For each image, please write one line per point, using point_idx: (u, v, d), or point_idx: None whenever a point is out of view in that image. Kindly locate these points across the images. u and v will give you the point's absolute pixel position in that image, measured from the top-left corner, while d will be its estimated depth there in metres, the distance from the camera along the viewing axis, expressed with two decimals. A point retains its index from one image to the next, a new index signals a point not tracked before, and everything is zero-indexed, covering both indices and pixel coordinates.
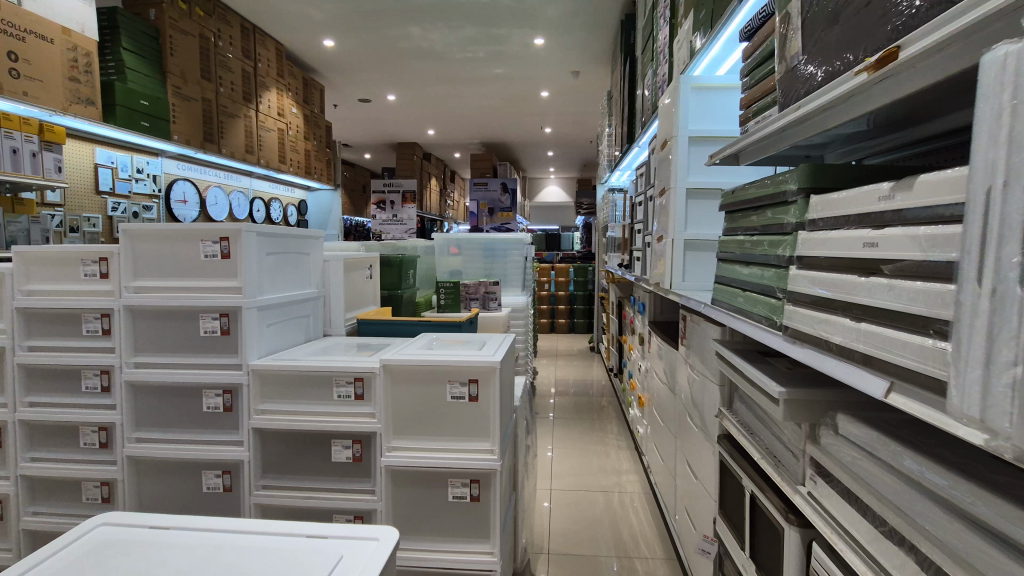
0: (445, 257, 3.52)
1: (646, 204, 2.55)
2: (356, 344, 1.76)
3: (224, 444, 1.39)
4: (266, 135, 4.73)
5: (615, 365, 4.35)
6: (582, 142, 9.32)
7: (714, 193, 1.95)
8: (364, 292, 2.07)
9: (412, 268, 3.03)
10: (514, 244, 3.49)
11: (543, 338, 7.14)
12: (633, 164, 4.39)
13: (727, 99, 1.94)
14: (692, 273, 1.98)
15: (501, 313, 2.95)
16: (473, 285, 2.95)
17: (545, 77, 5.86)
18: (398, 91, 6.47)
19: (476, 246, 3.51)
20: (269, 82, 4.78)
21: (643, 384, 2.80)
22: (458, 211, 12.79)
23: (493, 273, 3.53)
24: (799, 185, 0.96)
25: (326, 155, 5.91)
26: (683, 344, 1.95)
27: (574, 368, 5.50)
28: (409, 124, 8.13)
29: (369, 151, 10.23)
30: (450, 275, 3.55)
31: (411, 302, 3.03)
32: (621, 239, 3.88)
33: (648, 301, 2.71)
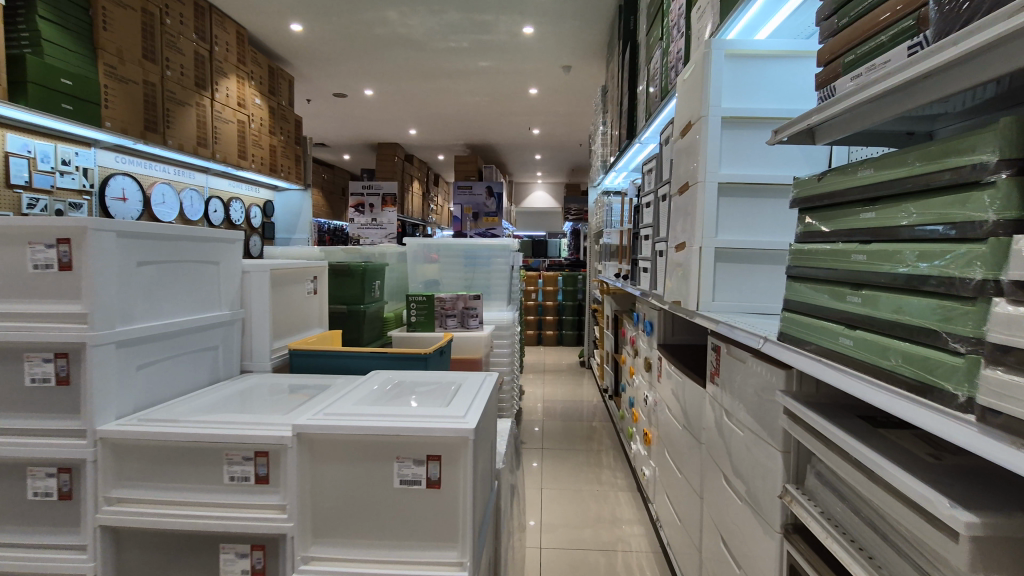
0: (420, 266, 3.06)
1: (657, 205, 2.13)
2: (284, 388, 1.31)
3: (58, 551, 0.94)
4: (222, 127, 4.24)
5: (610, 386, 3.92)
6: (571, 145, 8.96)
7: (753, 190, 1.54)
8: (305, 312, 1.61)
9: (378, 278, 2.58)
10: (500, 252, 3.05)
11: (529, 352, 6.71)
12: (630, 165, 4.01)
13: (770, 70, 1.53)
14: (723, 291, 1.56)
15: (482, 333, 2.50)
16: (449, 298, 2.51)
17: (533, 71, 5.47)
18: (376, 84, 6.03)
19: (456, 254, 3.07)
20: (227, 68, 4.29)
21: (650, 418, 2.37)
22: (442, 215, 12.34)
23: (475, 285, 3.09)
24: (1006, 155, 0.54)
25: (295, 151, 5.43)
26: (714, 381, 1.52)
27: (563, 386, 5.07)
28: (389, 123, 7.68)
29: (347, 151, 9.76)
30: (424, 287, 3.09)
31: (377, 317, 2.58)
32: (619, 247, 3.48)
33: (656, 319, 2.29)
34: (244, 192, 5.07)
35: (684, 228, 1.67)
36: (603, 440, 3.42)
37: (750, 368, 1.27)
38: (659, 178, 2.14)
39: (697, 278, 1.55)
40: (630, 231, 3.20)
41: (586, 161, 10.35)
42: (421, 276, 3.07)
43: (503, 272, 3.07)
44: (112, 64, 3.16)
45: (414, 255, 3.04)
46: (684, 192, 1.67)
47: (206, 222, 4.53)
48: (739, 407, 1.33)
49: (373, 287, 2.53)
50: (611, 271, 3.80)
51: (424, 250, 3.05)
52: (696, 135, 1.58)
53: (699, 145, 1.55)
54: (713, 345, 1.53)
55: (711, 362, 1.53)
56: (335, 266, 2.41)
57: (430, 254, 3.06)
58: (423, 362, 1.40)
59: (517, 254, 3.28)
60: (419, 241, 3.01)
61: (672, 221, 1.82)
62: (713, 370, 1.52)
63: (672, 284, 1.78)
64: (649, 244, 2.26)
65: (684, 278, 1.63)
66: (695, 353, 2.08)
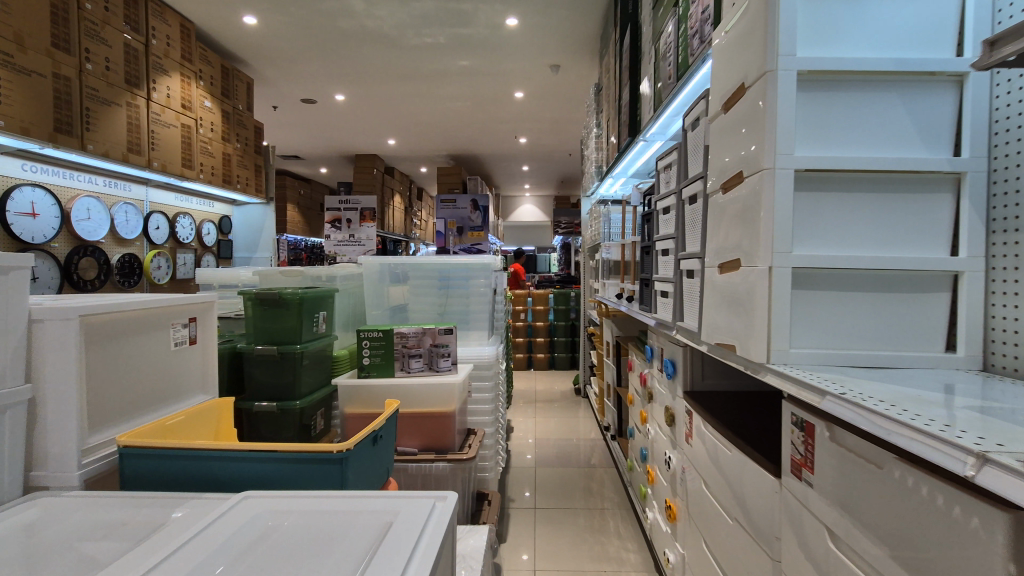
0: (386, 288, 2.53)
1: (681, 209, 1.63)
2: (96, 521, 0.77)
3: None
4: (161, 132, 3.70)
5: (613, 424, 3.39)
6: (559, 155, 8.54)
7: (841, 181, 1.04)
8: (182, 366, 1.23)
9: (324, 308, 2.05)
10: (478, 271, 2.50)
11: (519, 377, 6.16)
12: (631, 168, 3.53)
13: (866, 6, 1.03)
14: (802, 333, 1.04)
15: (454, 377, 1.92)
16: (413, 333, 1.92)
17: (518, 71, 5.03)
18: (347, 88, 5.55)
19: (428, 275, 2.54)
20: (168, 65, 3.76)
21: (674, 486, 1.84)
22: (425, 230, 11.80)
23: (451, 313, 2.54)
24: None
25: (253, 160, 4.89)
26: (801, 477, 0.98)
27: (557, 418, 4.52)
28: (365, 132, 7.19)
29: (324, 164, 9.27)
30: (390, 315, 2.56)
31: (323, 356, 2.04)
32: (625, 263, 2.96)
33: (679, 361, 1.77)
34: (194, 206, 4.54)
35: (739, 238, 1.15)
36: (606, 494, 2.89)
37: (892, 480, 0.74)
38: (684, 175, 1.64)
39: (765, 313, 1.03)
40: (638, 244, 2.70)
41: (576, 171, 9.93)
42: (387, 301, 2.54)
43: (482, 297, 2.52)
44: (9, 52, 2.62)
45: (378, 276, 2.51)
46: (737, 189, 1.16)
47: (145, 239, 3.98)
48: (862, 536, 0.79)
49: (317, 320, 1.99)
50: (612, 290, 3.29)
51: (391, 270, 2.53)
52: (756, 102, 1.07)
53: (761, 117, 1.04)
54: (794, 419, 1.01)
55: (793, 444, 1.00)
56: (263, 295, 1.86)
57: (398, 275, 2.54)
58: (342, 475, 0.90)
59: (501, 273, 2.75)
60: (383, 258, 2.49)
61: (712, 230, 1.31)
62: (798, 459, 0.99)
63: (715, 317, 1.26)
64: (669, 260, 1.74)
65: (743, 313, 1.10)
66: (735, 408, 1.57)
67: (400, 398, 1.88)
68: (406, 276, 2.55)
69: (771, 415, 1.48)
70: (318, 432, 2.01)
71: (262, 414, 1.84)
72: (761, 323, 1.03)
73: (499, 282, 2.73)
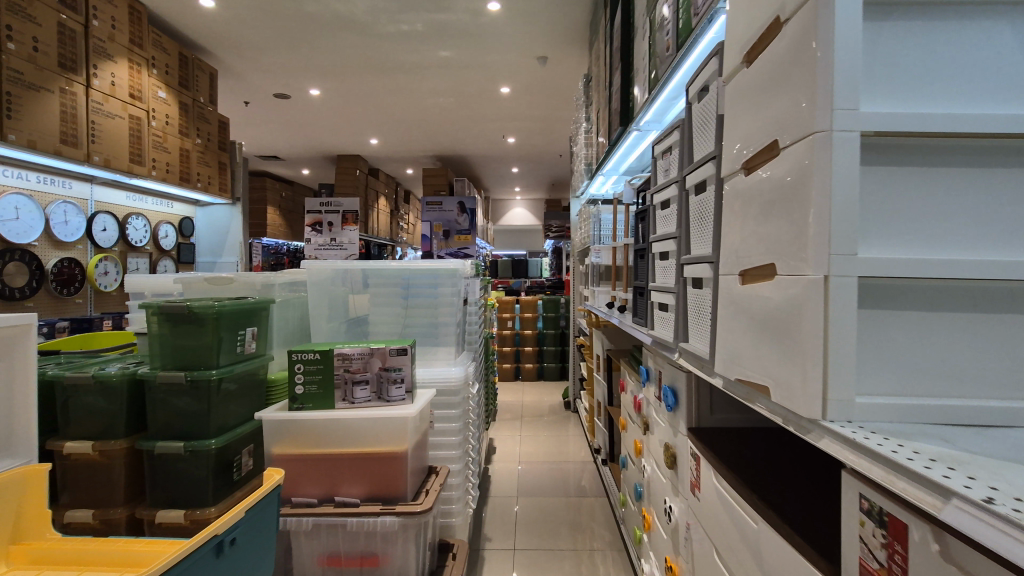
0: (340, 296, 2.19)
1: (684, 202, 1.31)
2: None
3: None
4: (103, 123, 3.34)
5: (604, 448, 3.06)
6: (549, 155, 8.26)
7: (925, 152, 0.71)
8: None
9: (253, 323, 1.73)
10: (446, 278, 2.17)
11: (506, 389, 5.83)
12: (622, 163, 3.21)
13: None
14: (875, 372, 0.70)
15: (408, 409, 1.57)
16: (358, 355, 1.57)
17: (503, 63, 4.73)
18: (321, 81, 5.23)
19: (389, 281, 2.20)
20: (114, 50, 3.40)
21: (675, 543, 1.50)
22: (412, 234, 11.47)
23: (415, 325, 2.20)
24: None
25: (216, 157, 4.54)
26: None
27: (544, 436, 4.19)
28: (345, 131, 6.85)
29: (306, 165, 8.92)
30: (345, 326, 2.20)
31: (248, 380, 1.73)
32: (619, 269, 2.63)
33: (681, 390, 1.44)
34: (148, 206, 4.17)
35: (774, 234, 0.81)
36: (595, 531, 2.55)
37: None
38: (688, 160, 1.32)
39: (821, 339, 0.69)
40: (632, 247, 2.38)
41: (567, 174, 9.64)
42: (342, 310, 2.19)
43: (450, 306, 2.18)
44: None
45: (331, 282, 2.17)
46: (772, 165, 0.82)
47: (89, 241, 3.61)
48: None
49: (240, 337, 1.67)
50: (604, 298, 2.97)
51: (347, 275, 2.19)
52: (804, 36, 0.75)
53: (814, 53, 0.72)
54: (864, 506, 0.66)
55: (863, 545, 0.66)
56: (170, 309, 1.52)
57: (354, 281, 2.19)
58: None
59: (473, 280, 2.42)
60: (337, 261, 2.15)
61: (730, 224, 0.98)
62: (874, 570, 0.64)
63: (736, 342, 0.93)
64: (670, 265, 1.42)
65: (784, 338, 0.77)
66: (753, 454, 1.24)
67: (341, 437, 1.53)
68: (366, 282, 2.22)
69: (800, 468, 1.15)
70: (244, 473, 1.66)
71: (167, 455, 1.50)
72: (815, 356, 0.70)
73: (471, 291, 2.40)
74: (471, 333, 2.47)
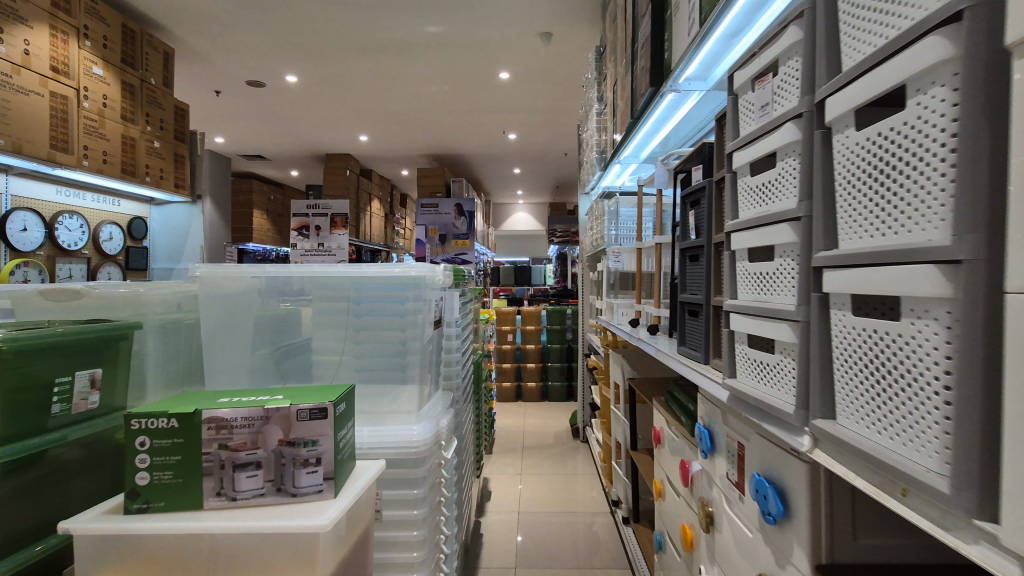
0: (269, 313, 1.60)
1: (820, 154, 0.70)
2: None
3: None
4: (14, 99, 2.73)
5: (627, 504, 2.42)
6: (552, 154, 7.72)
7: None
8: None
9: (95, 364, 1.11)
10: (411, 285, 1.53)
11: (506, 412, 5.19)
12: (645, 143, 2.61)
13: None
14: None
15: (325, 512, 0.93)
16: (244, 420, 0.95)
17: (502, 41, 4.17)
18: (298, 64, 4.67)
19: (336, 294, 1.59)
20: (30, 13, 2.80)
21: None
22: (408, 240, 10.88)
23: (371, 355, 1.56)
24: None
25: (171, 148, 3.94)
26: None
27: (548, 473, 3.55)
28: (330, 126, 6.29)
29: (294, 165, 8.37)
30: (276, 356, 1.60)
31: (84, 453, 1.09)
32: (652, 277, 2.01)
33: (795, 494, 0.82)
34: (88, 204, 3.57)
35: None
36: None
37: None
38: (832, 72, 0.70)
39: None
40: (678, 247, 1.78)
41: (572, 175, 9.05)
42: (272, 333, 1.59)
43: (416, 326, 1.54)
44: None
45: (257, 294, 1.59)
46: None
47: (3, 244, 3.03)
48: None
49: (62, 389, 1.03)
50: (627, 317, 2.37)
51: (280, 285, 1.60)
52: None
53: None
54: None
55: None
56: None
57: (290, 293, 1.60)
58: None
59: (454, 294, 1.79)
60: (265, 265, 1.57)
61: None
62: None
63: None
64: (778, 271, 0.81)
65: None
66: None
67: (210, 561, 0.91)
68: (305, 293, 1.61)
69: None
70: None
71: None
72: None
73: (451, 306, 1.78)
74: (450, 366, 1.84)
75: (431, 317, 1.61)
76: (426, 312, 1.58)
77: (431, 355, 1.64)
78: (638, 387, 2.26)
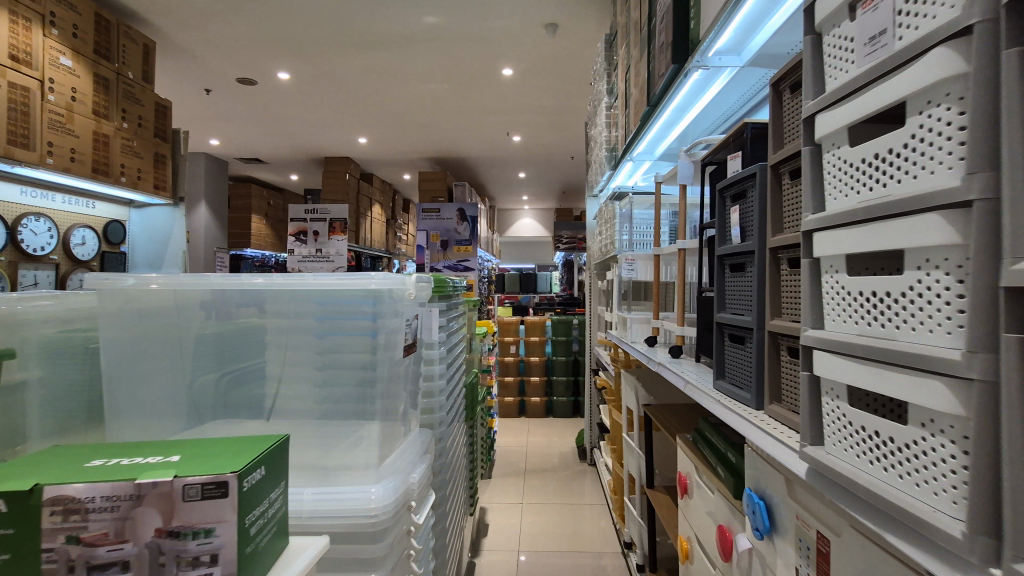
0: (212, 332, 1.31)
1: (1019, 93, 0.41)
2: None
3: None
4: None
5: (642, 550, 2.10)
6: (558, 158, 7.44)
7: None
8: None
9: None
10: (375, 302, 1.19)
11: (508, 428, 4.87)
12: (662, 136, 2.31)
13: None
14: None
15: None
16: (103, 504, 0.66)
17: (504, 34, 3.91)
18: (290, 59, 4.44)
19: (295, 309, 1.29)
20: None
21: None
22: (410, 246, 10.61)
23: (335, 386, 1.24)
24: None
25: (149, 148, 3.69)
26: None
27: (552, 502, 3.23)
28: (327, 127, 6.05)
29: (292, 169, 8.14)
30: (222, 384, 1.31)
31: None
32: (677, 292, 1.66)
33: None
34: (58, 206, 3.33)
35: None
36: None
37: None
38: None
39: None
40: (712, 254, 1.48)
41: (579, 179, 8.77)
42: (216, 357, 1.30)
43: (387, 351, 1.22)
44: None
45: (199, 309, 1.30)
46: None
47: None
48: None
49: None
50: (641, 338, 2.06)
51: (226, 298, 1.31)
52: None
53: None
54: None
55: None
56: None
57: (237, 309, 1.31)
58: None
59: (433, 308, 1.48)
60: (206, 274, 1.28)
61: None
62: None
63: None
64: (919, 290, 0.52)
65: None
66: None
67: None
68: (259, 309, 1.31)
69: None
70: None
71: None
72: None
73: (429, 324, 1.46)
74: (431, 394, 1.53)
75: (403, 339, 1.29)
76: (397, 333, 1.26)
77: (403, 384, 1.32)
78: (657, 418, 1.94)
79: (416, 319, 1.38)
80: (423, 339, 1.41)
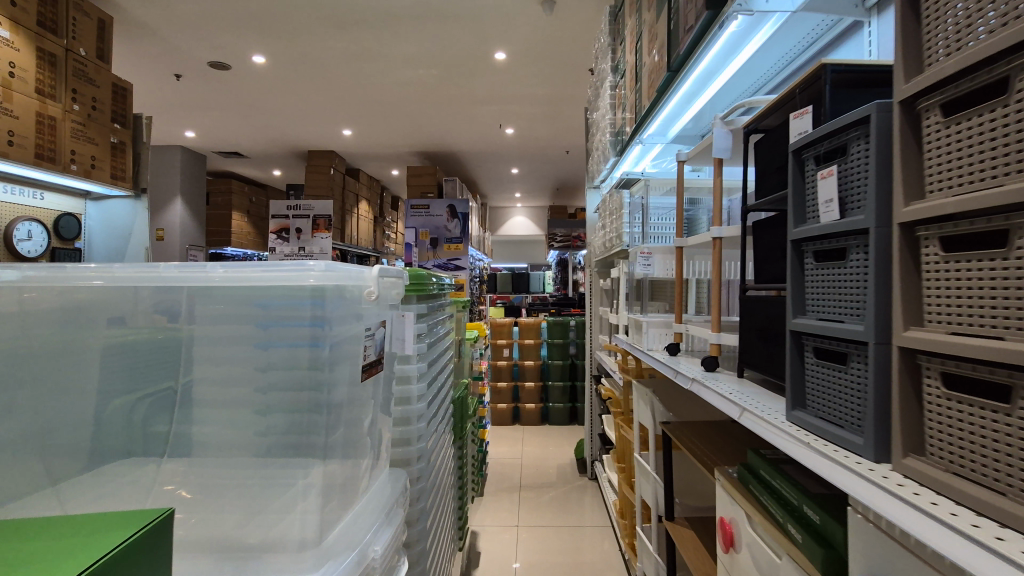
0: (124, 344, 1.03)
1: None
2: None
3: None
4: None
5: None
6: (553, 152, 7.15)
7: None
8: None
9: None
10: (314, 305, 0.85)
11: (501, 437, 4.56)
12: (679, 111, 2.03)
13: None
14: None
15: None
16: None
17: (497, 11, 3.61)
18: (265, 41, 4.10)
19: (229, 311, 0.96)
20: None
21: None
22: (399, 245, 10.26)
23: (277, 414, 0.92)
24: None
25: (104, 133, 3.34)
26: None
27: (550, 523, 2.93)
28: (309, 117, 5.71)
29: (275, 163, 7.77)
30: (139, 412, 1.05)
31: None
32: (714, 292, 1.34)
33: None
34: None
35: None
36: None
37: None
38: None
39: None
40: (767, 238, 1.18)
41: (573, 175, 8.48)
42: (128, 376, 1.04)
43: (334, 370, 0.88)
44: None
45: (106, 316, 1.02)
46: None
47: None
48: None
49: None
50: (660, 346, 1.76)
51: (141, 301, 1.02)
52: None
53: None
54: None
55: None
56: None
57: (160, 313, 1.01)
58: None
59: (407, 313, 1.16)
60: (110, 264, 0.98)
61: None
62: None
63: None
64: None
65: None
66: None
67: None
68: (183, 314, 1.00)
69: None
70: None
71: None
72: None
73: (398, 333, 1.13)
74: (407, 422, 1.19)
75: (359, 353, 0.96)
76: (350, 346, 0.92)
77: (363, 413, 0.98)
78: (682, 444, 1.65)
79: (380, 328, 1.05)
80: (390, 353, 1.08)
